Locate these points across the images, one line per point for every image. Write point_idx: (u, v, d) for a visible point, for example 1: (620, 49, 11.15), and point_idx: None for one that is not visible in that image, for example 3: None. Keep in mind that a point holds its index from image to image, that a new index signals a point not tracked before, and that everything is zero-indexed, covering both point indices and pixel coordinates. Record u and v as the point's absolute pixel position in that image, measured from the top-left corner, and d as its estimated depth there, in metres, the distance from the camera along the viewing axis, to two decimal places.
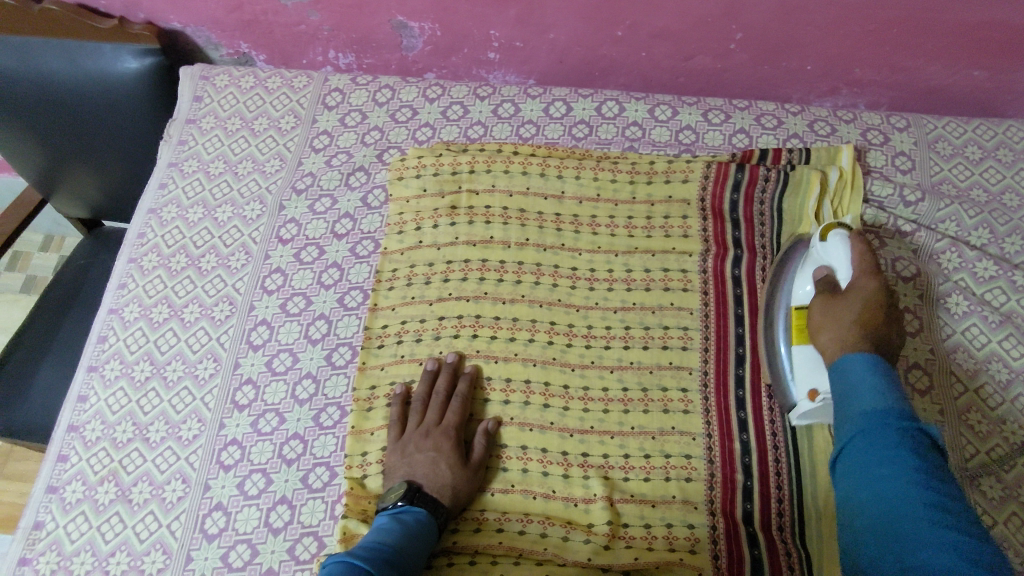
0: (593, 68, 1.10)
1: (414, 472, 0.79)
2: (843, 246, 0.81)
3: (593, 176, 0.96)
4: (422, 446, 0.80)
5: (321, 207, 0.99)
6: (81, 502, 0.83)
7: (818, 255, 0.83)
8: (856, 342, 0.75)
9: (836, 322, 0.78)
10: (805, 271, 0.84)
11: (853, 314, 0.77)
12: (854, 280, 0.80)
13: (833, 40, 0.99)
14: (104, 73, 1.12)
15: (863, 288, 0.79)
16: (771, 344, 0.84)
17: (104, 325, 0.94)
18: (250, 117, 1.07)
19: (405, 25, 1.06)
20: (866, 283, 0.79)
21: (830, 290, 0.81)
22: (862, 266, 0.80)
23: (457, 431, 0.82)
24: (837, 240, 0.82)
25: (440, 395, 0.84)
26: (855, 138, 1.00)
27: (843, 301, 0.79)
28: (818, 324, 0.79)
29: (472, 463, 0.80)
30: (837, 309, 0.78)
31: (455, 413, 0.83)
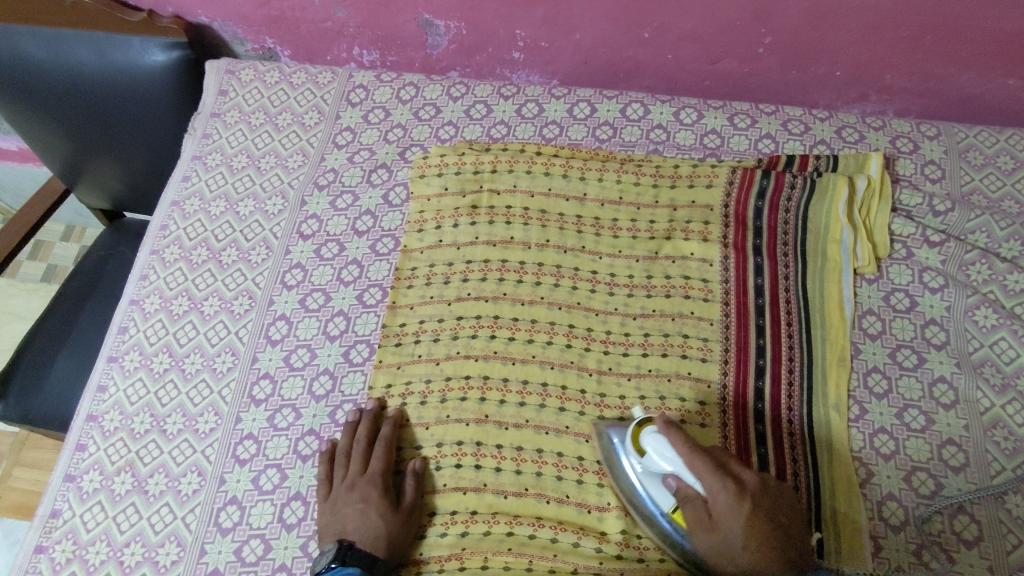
0: (617, 70, 1.09)
1: (345, 530, 0.77)
2: (659, 443, 0.73)
3: (616, 178, 0.96)
4: (350, 499, 0.78)
5: (342, 204, 0.99)
6: (98, 491, 0.84)
7: (649, 469, 0.75)
8: (767, 568, 0.68)
9: (726, 553, 0.70)
10: (648, 481, 0.76)
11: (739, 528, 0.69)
12: (706, 486, 0.71)
13: (864, 46, 0.97)
14: (131, 65, 1.12)
15: (723, 502, 0.70)
16: (647, 519, 0.76)
17: (125, 316, 0.94)
18: (273, 112, 1.07)
19: (430, 23, 1.06)
20: (722, 499, 0.70)
21: (704, 514, 0.71)
22: (691, 456, 0.71)
23: (384, 478, 0.80)
24: (653, 441, 0.74)
25: (361, 443, 0.82)
26: (884, 146, 0.98)
27: (721, 533, 0.70)
28: (710, 548, 0.71)
29: (403, 508, 0.78)
30: (705, 512, 0.71)
31: (380, 459, 0.81)
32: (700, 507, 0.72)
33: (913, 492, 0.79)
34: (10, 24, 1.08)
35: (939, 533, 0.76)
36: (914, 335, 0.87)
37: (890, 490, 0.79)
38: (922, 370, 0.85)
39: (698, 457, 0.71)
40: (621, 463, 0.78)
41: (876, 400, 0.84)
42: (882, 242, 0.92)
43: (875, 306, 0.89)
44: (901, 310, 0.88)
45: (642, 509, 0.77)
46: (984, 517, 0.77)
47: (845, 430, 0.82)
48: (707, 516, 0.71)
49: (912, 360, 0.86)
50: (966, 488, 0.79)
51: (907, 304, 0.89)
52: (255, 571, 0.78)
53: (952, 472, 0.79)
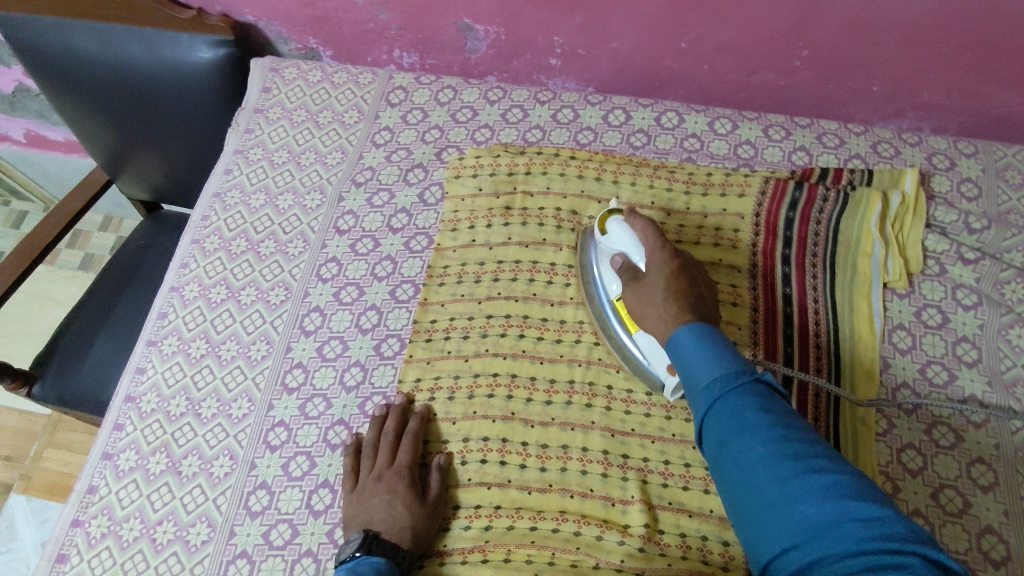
0: (653, 79, 1.10)
1: (371, 520, 0.77)
2: (620, 225, 0.82)
3: (649, 184, 0.97)
4: (377, 490, 0.79)
5: (378, 201, 1.01)
6: (133, 470, 0.86)
7: (607, 247, 0.83)
8: (675, 315, 0.73)
9: (651, 301, 0.76)
10: (608, 269, 0.85)
11: (660, 293, 0.75)
12: (645, 244, 0.80)
13: (902, 62, 0.97)
14: (179, 61, 1.15)
15: (658, 261, 0.78)
16: (620, 347, 0.86)
17: (165, 302, 0.97)
18: (314, 109, 1.10)
19: (470, 27, 1.08)
20: (655, 252, 0.79)
21: (636, 274, 0.79)
22: (647, 231, 0.80)
23: (411, 470, 0.81)
24: (615, 225, 0.83)
25: (389, 436, 0.83)
26: (920, 162, 0.98)
27: (647, 285, 0.77)
28: (636, 296, 0.78)
29: (428, 501, 0.79)
30: (646, 293, 0.77)
31: (407, 453, 0.82)
32: (635, 270, 0.79)
33: (940, 509, 0.78)
34: (65, 19, 1.12)
35: (966, 551, 0.76)
36: (945, 352, 0.86)
37: (917, 506, 0.78)
38: (952, 387, 0.84)
39: (649, 233, 0.80)
40: (596, 282, 0.88)
41: (904, 415, 0.83)
42: (915, 257, 0.91)
43: (906, 321, 0.88)
44: (932, 326, 0.88)
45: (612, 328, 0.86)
46: (1013, 537, 0.76)
47: (872, 443, 0.82)
48: (640, 273, 0.79)
49: (942, 376, 0.85)
50: (995, 508, 0.78)
51: (939, 320, 0.88)
52: (282, 555, 0.79)
53: (981, 491, 0.79)
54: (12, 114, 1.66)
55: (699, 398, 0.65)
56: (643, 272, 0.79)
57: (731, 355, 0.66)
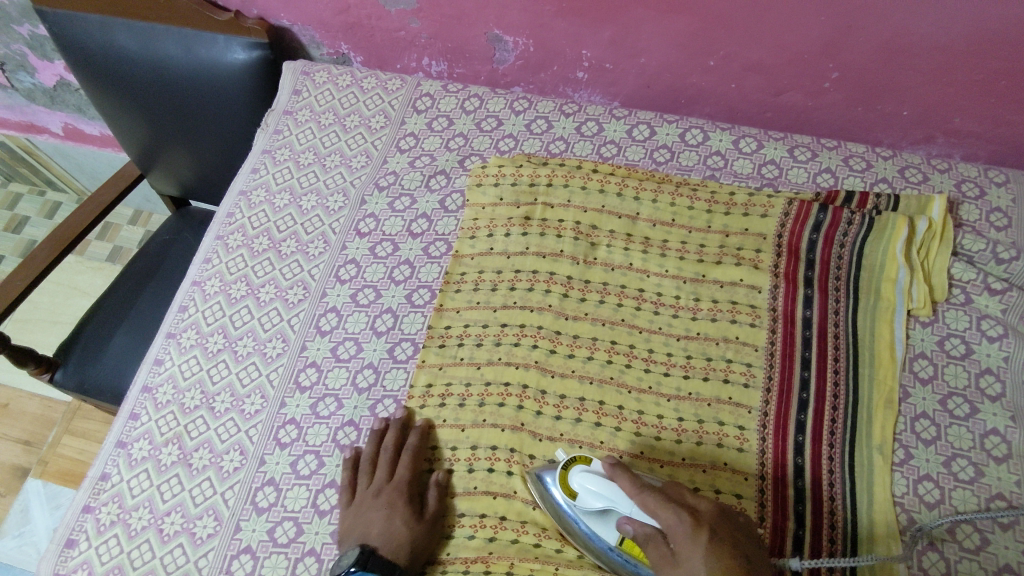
0: (680, 96, 1.10)
1: (368, 534, 0.77)
2: (590, 478, 0.74)
3: (670, 201, 0.96)
4: (375, 505, 0.79)
5: (400, 206, 1.02)
6: (146, 459, 0.87)
7: (590, 506, 0.75)
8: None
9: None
10: (593, 520, 0.75)
11: (703, 559, 0.63)
12: (653, 514, 0.69)
13: (934, 87, 0.96)
14: (215, 62, 1.18)
15: (682, 527, 0.66)
16: (624, 571, 0.74)
17: (186, 296, 0.99)
18: (342, 114, 1.11)
19: (500, 38, 1.09)
20: (664, 510, 0.68)
21: (666, 552, 0.66)
22: (641, 494, 0.70)
23: (410, 486, 0.81)
24: (582, 478, 0.75)
25: (389, 451, 0.83)
26: (949, 189, 0.96)
27: (683, 562, 0.65)
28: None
29: (426, 517, 0.79)
30: None
31: (406, 468, 0.82)
32: (661, 543, 0.68)
33: (955, 544, 0.76)
34: (109, 17, 1.16)
35: None
36: (968, 383, 0.84)
37: (932, 540, 0.76)
38: (973, 420, 0.82)
39: (641, 488, 0.71)
40: (588, 536, 0.76)
41: (923, 446, 0.81)
42: (940, 285, 0.89)
43: (928, 350, 0.87)
44: (954, 357, 0.86)
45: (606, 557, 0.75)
46: None
47: (888, 473, 0.80)
48: (671, 554, 0.66)
49: (963, 409, 0.83)
50: (1013, 546, 0.75)
51: (962, 351, 0.86)
52: (285, 552, 0.80)
53: (1000, 529, 0.76)
54: (52, 107, 1.70)
55: None
56: (666, 529, 0.68)
57: None
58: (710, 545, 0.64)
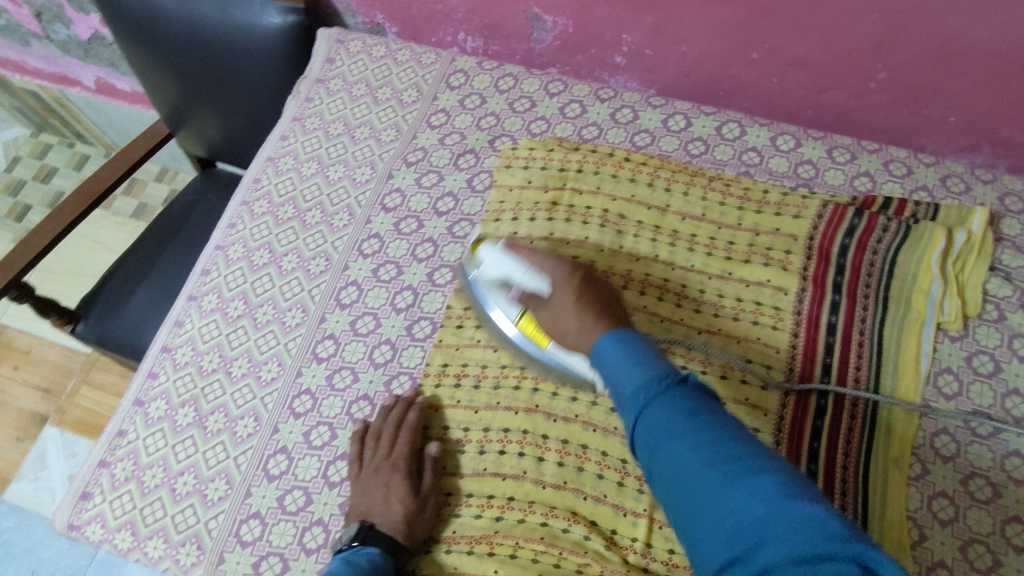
0: (719, 87, 1.08)
1: (370, 511, 0.78)
2: (492, 251, 0.83)
3: (701, 195, 0.95)
4: (374, 482, 0.80)
5: (427, 182, 1.01)
6: (162, 419, 0.88)
7: (491, 277, 0.84)
8: (588, 319, 0.73)
9: (569, 313, 0.76)
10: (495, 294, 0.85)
11: (572, 308, 0.76)
12: (542, 276, 0.80)
13: (985, 94, 0.93)
14: (250, 25, 1.17)
15: (564, 289, 0.78)
16: (536, 358, 0.84)
17: (209, 259, 0.99)
18: (374, 85, 1.10)
19: (539, 17, 1.07)
20: (554, 272, 0.80)
21: (542, 308, 0.80)
22: (544, 258, 0.82)
23: (408, 462, 0.80)
24: (491, 251, 0.83)
25: (390, 426, 0.82)
26: (990, 201, 0.93)
27: (555, 302, 0.78)
28: (552, 318, 0.78)
29: (422, 494, 0.79)
30: (562, 304, 0.77)
31: (404, 445, 0.81)
32: (542, 309, 0.80)
33: (967, 564, 0.75)
34: None
35: None
36: (993, 402, 0.83)
37: (943, 558, 0.75)
38: (996, 439, 0.81)
39: (535, 256, 0.82)
40: (495, 315, 0.86)
41: (941, 462, 0.80)
42: (973, 300, 0.87)
43: (955, 365, 0.85)
44: (982, 374, 0.84)
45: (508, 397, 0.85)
46: None
47: (903, 486, 0.79)
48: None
49: (987, 427, 0.81)
50: None
51: (990, 369, 0.84)
52: (293, 521, 0.81)
53: (1014, 552, 0.75)
54: (86, 60, 1.71)
55: (625, 405, 0.62)
56: (547, 295, 0.80)
57: (664, 364, 0.64)
58: (578, 292, 0.77)
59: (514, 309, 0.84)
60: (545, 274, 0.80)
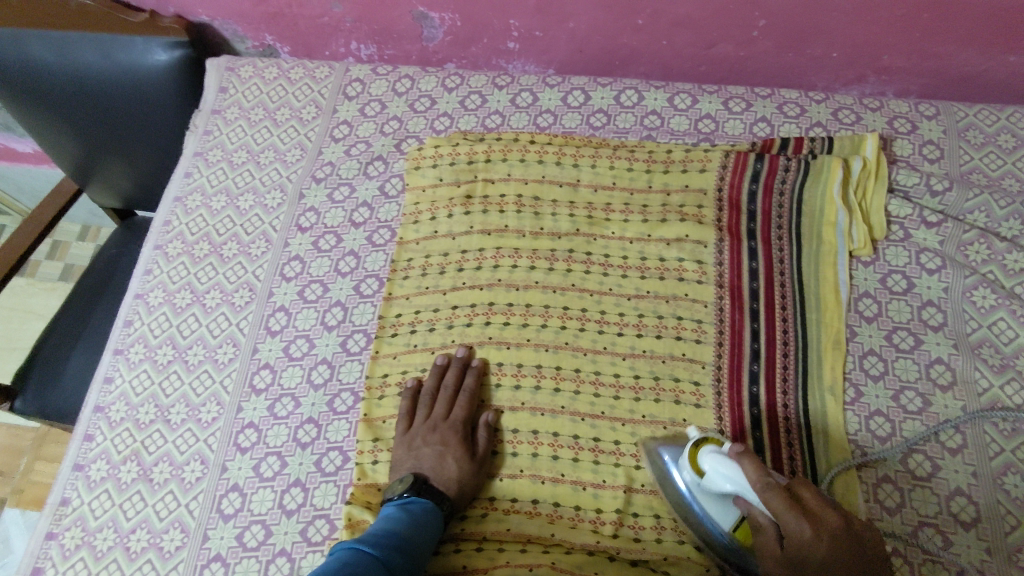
0: (613, 57, 1.09)
1: (421, 466, 0.80)
2: (721, 462, 0.71)
3: (609, 165, 0.96)
4: (430, 440, 0.81)
5: (339, 196, 1.00)
6: (105, 480, 0.86)
7: (711, 486, 0.72)
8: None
9: (784, 571, 0.65)
10: (709, 497, 0.74)
11: (803, 574, 0.63)
12: (739, 478, 0.70)
13: (859, 26, 0.96)
14: (136, 65, 1.14)
15: (805, 540, 0.63)
16: (704, 533, 0.75)
17: (130, 310, 0.97)
18: (272, 107, 1.08)
19: (424, 15, 1.07)
20: (783, 505, 0.65)
21: (753, 540, 0.69)
22: (760, 489, 0.68)
23: (465, 426, 0.82)
24: (715, 459, 0.72)
25: (448, 390, 0.84)
26: (881, 127, 0.97)
27: (784, 536, 0.66)
28: (758, 568, 0.68)
29: (478, 458, 0.81)
30: (777, 552, 0.66)
31: (463, 409, 0.83)
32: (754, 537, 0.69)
33: (909, 474, 0.78)
34: (21, 30, 1.10)
35: (935, 515, 0.76)
36: (911, 317, 0.86)
37: (886, 472, 0.78)
38: (919, 352, 0.84)
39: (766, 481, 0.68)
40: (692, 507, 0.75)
41: (872, 382, 0.83)
42: (878, 224, 0.91)
43: (872, 289, 0.88)
44: (897, 293, 0.88)
45: (687, 510, 0.76)
46: (983, 499, 0.76)
47: (840, 412, 0.81)
48: (759, 537, 0.69)
49: (908, 342, 0.85)
50: (963, 471, 0.78)
51: (904, 286, 0.88)
52: (255, 556, 0.79)
53: (950, 455, 0.79)
54: None
55: None
56: (757, 524, 0.69)
57: None
58: (826, 539, 0.63)
59: (723, 516, 0.73)
60: (770, 495, 0.67)
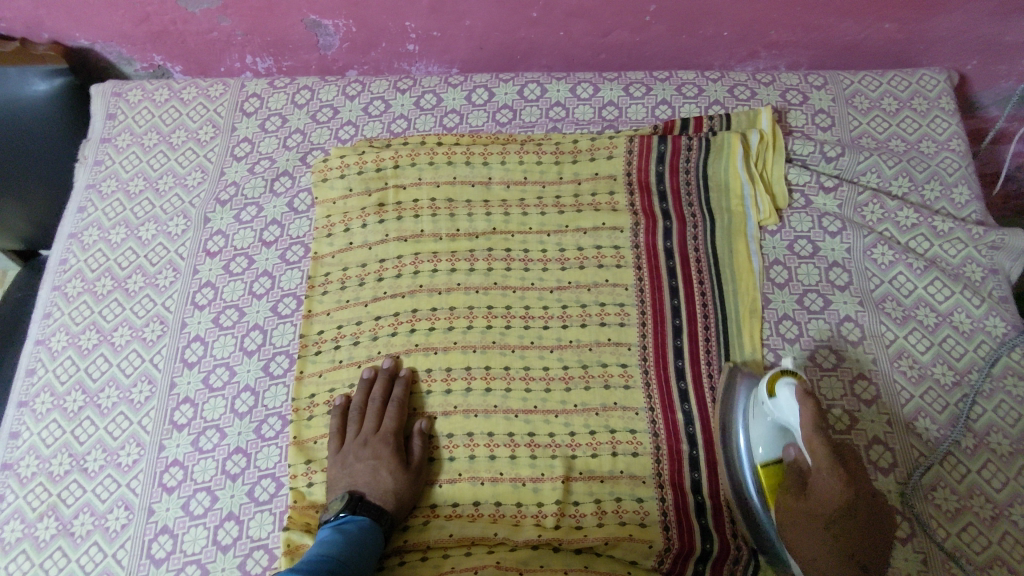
0: (514, 52, 1.09)
1: (356, 483, 0.78)
2: (792, 395, 0.71)
3: (518, 160, 0.96)
4: (362, 456, 0.79)
5: (247, 216, 0.97)
6: (21, 540, 0.81)
7: (774, 414, 0.73)
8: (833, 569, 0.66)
9: (805, 502, 0.69)
10: (757, 432, 0.75)
11: (821, 490, 0.68)
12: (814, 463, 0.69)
13: (744, 5, 0.99)
14: (10, 98, 1.07)
15: (826, 471, 0.68)
16: (733, 464, 0.78)
17: (32, 357, 0.91)
18: (167, 130, 1.04)
19: (318, 23, 1.05)
20: (827, 473, 0.68)
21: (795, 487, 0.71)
22: (806, 402, 0.70)
23: (396, 437, 0.81)
24: (789, 393, 0.72)
25: (376, 402, 0.83)
26: (774, 100, 1.01)
27: (808, 504, 0.69)
28: (783, 518, 0.71)
29: (413, 467, 0.79)
30: (800, 519, 0.69)
31: (393, 420, 0.81)
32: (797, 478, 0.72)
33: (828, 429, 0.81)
34: None
35: None
36: (819, 278, 0.90)
37: None
38: (828, 311, 0.88)
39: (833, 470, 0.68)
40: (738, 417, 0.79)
41: (788, 345, 0.86)
42: (781, 193, 0.94)
43: (781, 255, 0.91)
44: (805, 257, 0.91)
45: (732, 438, 0.79)
46: (897, 444, 0.80)
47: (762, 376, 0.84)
48: (799, 495, 0.70)
49: (818, 303, 0.88)
50: (878, 420, 0.82)
51: (810, 250, 0.91)
52: None
53: (865, 406, 0.82)
54: None
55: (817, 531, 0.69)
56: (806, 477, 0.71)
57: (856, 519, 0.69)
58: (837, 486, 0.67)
59: (763, 447, 0.75)
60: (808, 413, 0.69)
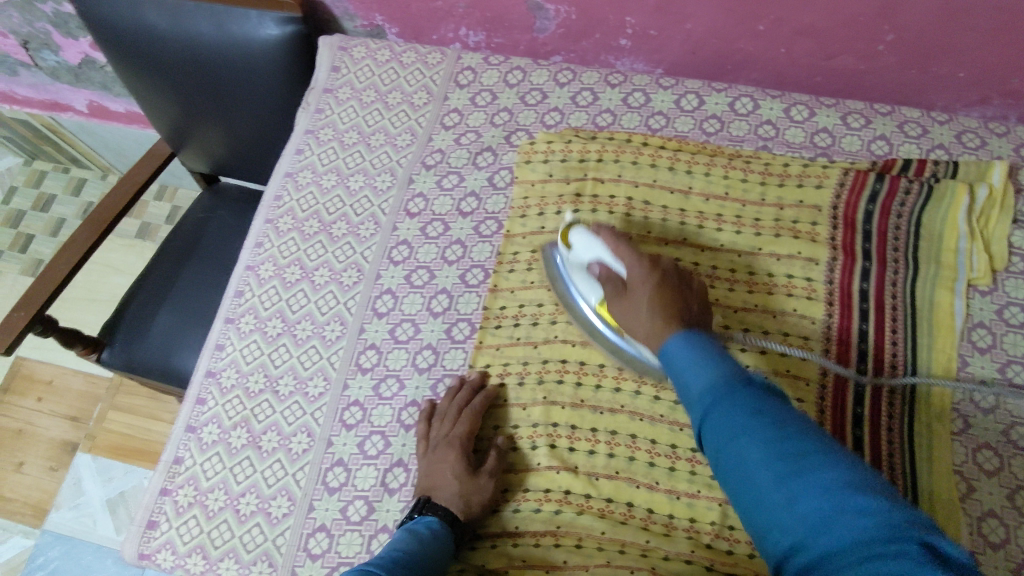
0: (726, 62, 1.08)
1: (429, 486, 0.81)
2: (582, 236, 0.83)
3: (723, 174, 0.95)
4: (436, 459, 0.82)
5: (448, 183, 1.02)
6: (217, 443, 0.90)
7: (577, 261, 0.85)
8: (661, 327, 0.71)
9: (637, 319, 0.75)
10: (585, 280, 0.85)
11: (648, 302, 0.73)
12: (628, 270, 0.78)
13: (993, 48, 0.93)
14: (248, 38, 1.16)
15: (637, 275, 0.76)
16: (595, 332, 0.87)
17: (241, 281, 1.00)
18: (384, 90, 1.09)
19: (541, 6, 1.07)
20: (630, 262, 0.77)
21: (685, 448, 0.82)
22: (619, 248, 0.79)
23: (464, 442, 0.83)
24: (579, 237, 0.83)
25: (455, 407, 0.85)
26: (1007, 153, 0.94)
27: (633, 298, 0.76)
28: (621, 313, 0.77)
29: (481, 472, 0.81)
30: (630, 309, 0.76)
31: (464, 425, 0.84)
32: (619, 284, 0.78)
33: (1015, 510, 0.78)
34: None
35: None
36: None
37: (990, 507, 0.78)
38: None
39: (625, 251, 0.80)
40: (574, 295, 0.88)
41: (981, 415, 0.82)
42: (999, 253, 0.89)
43: (987, 319, 0.87)
44: (1014, 325, 0.86)
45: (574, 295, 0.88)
46: None
47: (948, 441, 0.81)
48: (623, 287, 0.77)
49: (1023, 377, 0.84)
50: None
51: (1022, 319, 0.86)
52: (359, 529, 0.83)
53: None
54: (77, 85, 1.71)
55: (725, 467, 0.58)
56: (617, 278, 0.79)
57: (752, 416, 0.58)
58: (659, 291, 0.74)
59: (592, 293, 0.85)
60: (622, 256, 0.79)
